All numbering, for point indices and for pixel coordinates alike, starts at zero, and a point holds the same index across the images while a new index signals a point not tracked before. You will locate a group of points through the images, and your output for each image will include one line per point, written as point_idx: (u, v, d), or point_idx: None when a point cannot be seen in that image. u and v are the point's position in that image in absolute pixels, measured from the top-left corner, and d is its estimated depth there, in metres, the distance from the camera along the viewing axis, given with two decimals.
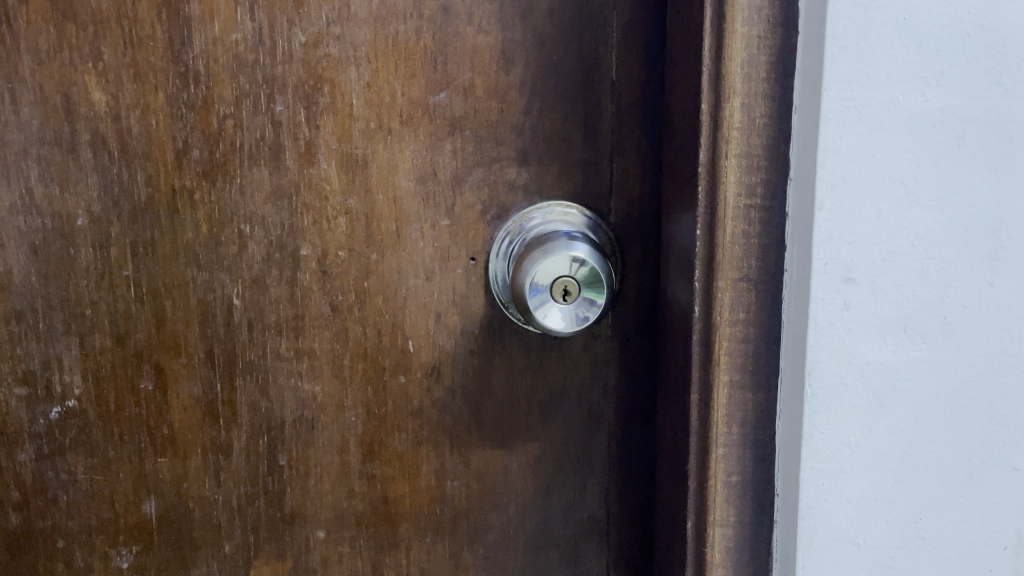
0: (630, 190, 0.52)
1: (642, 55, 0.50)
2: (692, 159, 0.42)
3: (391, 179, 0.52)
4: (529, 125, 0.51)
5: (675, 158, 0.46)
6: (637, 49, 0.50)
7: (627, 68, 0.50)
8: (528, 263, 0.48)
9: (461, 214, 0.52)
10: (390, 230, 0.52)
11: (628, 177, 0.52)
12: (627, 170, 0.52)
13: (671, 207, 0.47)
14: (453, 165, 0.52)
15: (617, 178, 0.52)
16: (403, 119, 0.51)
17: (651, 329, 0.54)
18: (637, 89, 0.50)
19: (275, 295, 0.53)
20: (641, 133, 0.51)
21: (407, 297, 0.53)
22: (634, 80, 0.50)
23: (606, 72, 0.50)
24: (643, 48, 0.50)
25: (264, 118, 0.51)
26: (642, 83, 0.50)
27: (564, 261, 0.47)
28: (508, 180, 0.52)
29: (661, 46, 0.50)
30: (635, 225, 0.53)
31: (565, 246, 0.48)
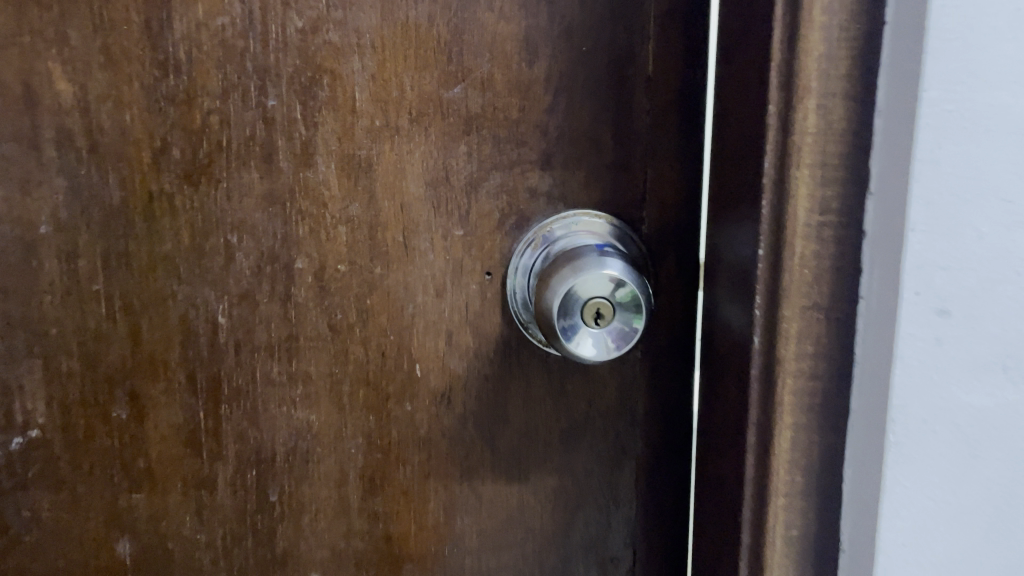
0: (666, 199, 0.47)
1: (683, 48, 0.44)
2: (752, 168, 0.36)
3: (399, 184, 0.46)
4: (554, 124, 0.45)
5: (725, 165, 0.40)
6: (677, 40, 0.44)
7: (666, 60, 0.45)
8: (556, 284, 0.42)
9: (477, 223, 0.47)
10: (396, 240, 0.47)
11: (665, 183, 0.46)
12: (663, 176, 0.46)
13: (719, 220, 0.42)
14: (470, 168, 0.46)
15: (652, 184, 0.47)
16: (413, 116, 0.45)
17: (687, 351, 0.48)
18: (677, 85, 0.45)
19: (266, 313, 0.47)
20: (679, 135, 0.46)
21: (415, 315, 0.48)
22: (673, 76, 0.45)
23: (642, 65, 0.45)
24: (684, 39, 0.44)
25: (255, 114, 0.45)
26: (682, 78, 0.45)
27: (597, 281, 0.41)
28: (530, 185, 0.46)
29: (705, 38, 0.44)
30: (672, 237, 0.47)
31: (597, 263, 0.42)
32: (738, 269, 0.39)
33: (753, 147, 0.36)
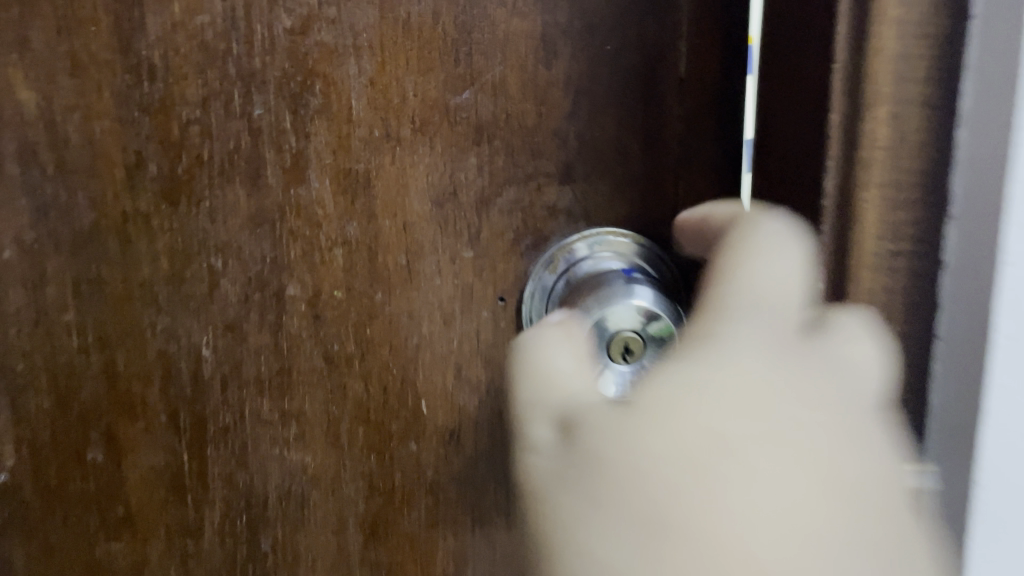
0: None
1: (720, 46, 0.39)
2: (807, 185, 0.31)
3: (401, 201, 0.41)
4: (575, 133, 0.40)
5: (765, 180, 0.35)
6: (713, 37, 0.39)
7: (702, 60, 0.39)
8: (551, 314, 0.36)
9: (489, 244, 0.42)
10: (399, 264, 0.42)
11: (700, 197, 0.41)
12: (699, 189, 0.41)
13: (757, 240, 0.37)
14: (480, 183, 0.41)
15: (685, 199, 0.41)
16: (416, 125, 0.40)
17: None
18: (713, 89, 0.40)
19: (255, 345, 0.42)
20: (715, 145, 0.41)
21: (421, 346, 0.43)
22: (709, 78, 0.40)
23: (674, 66, 0.40)
24: (722, 36, 0.39)
25: (239, 124, 0.40)
26: (719, 81, 0.40)
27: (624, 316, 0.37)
28: (548, 200, 0.41)
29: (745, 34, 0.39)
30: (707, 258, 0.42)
31: (625, 296, 0.38)
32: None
33: (807, 162, 0.31)
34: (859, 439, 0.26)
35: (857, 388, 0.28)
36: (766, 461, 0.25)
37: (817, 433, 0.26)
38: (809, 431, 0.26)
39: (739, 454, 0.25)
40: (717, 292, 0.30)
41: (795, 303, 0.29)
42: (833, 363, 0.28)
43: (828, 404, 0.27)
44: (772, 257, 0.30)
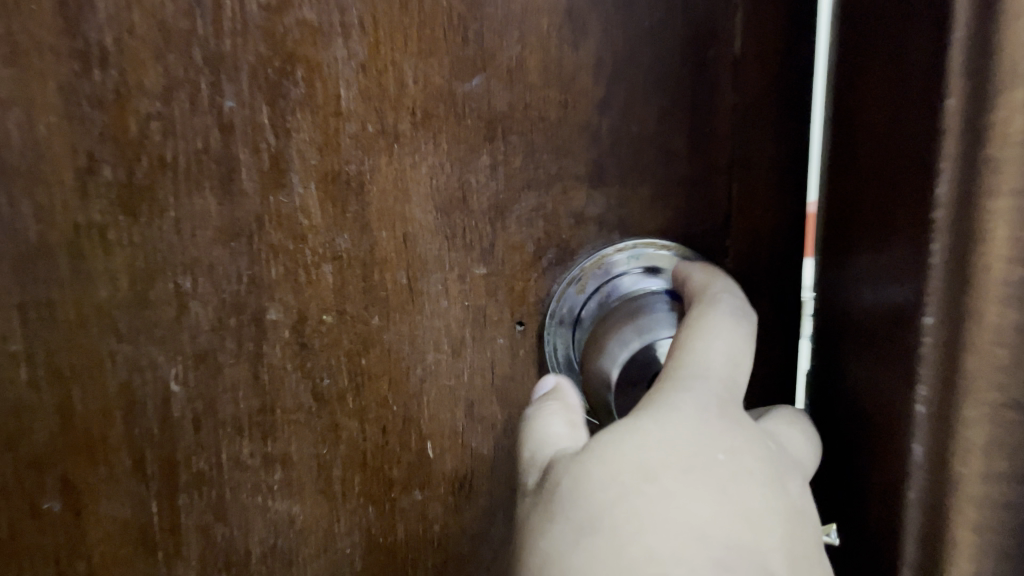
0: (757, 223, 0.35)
1: (784, 18, 0.32)
2: (923, 180, 0.22)
3: (400, 208, 0.35)
4: (607, 126, 0.34)
5: (875, 147, 0.27)
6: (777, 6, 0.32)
7: (760, 37, 0.33)
8: (559, 405, 0.30)
9: (505, 260, 0.35)
10: (398, 283, 0.35)
11: (757, 201, 0.35)
12: (756, 192, 0.34)
13: (857, 228, 0.28)
14: (495, 186, 0.34)
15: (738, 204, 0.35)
16: (417, 118, 0.34)
17: None
18: (775, 71, 0.33)
19: (232, 379, 0.36)
20: (777, 139, 0.34)
21: (425, 378, 0.36)
22: (769, 58, 0.33)
23: (727, 44, 0.33)
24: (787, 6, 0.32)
25: (207, 120, 0.34)
26: (782, 61, 0.33)
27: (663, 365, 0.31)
28: (574, 207, 0.35)
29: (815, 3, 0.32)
30: (764, 274, 0.35)
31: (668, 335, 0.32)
32: (882, 307, 0.26)
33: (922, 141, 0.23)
34: (779, 515, 0.25)
35: (784, 474, 0.26)
36: (703, 508, 0.24)
37: (737, 500, 0.24)
38: (745, 480, 0.25)
39: (657, 497, 0.24)
40: (672, 369, 0.28)
41: (737, 381, 0.28)
42: (765, 445, 0.26)
43: (753, 477, 0.25)
44: (707, 342, 0.29)
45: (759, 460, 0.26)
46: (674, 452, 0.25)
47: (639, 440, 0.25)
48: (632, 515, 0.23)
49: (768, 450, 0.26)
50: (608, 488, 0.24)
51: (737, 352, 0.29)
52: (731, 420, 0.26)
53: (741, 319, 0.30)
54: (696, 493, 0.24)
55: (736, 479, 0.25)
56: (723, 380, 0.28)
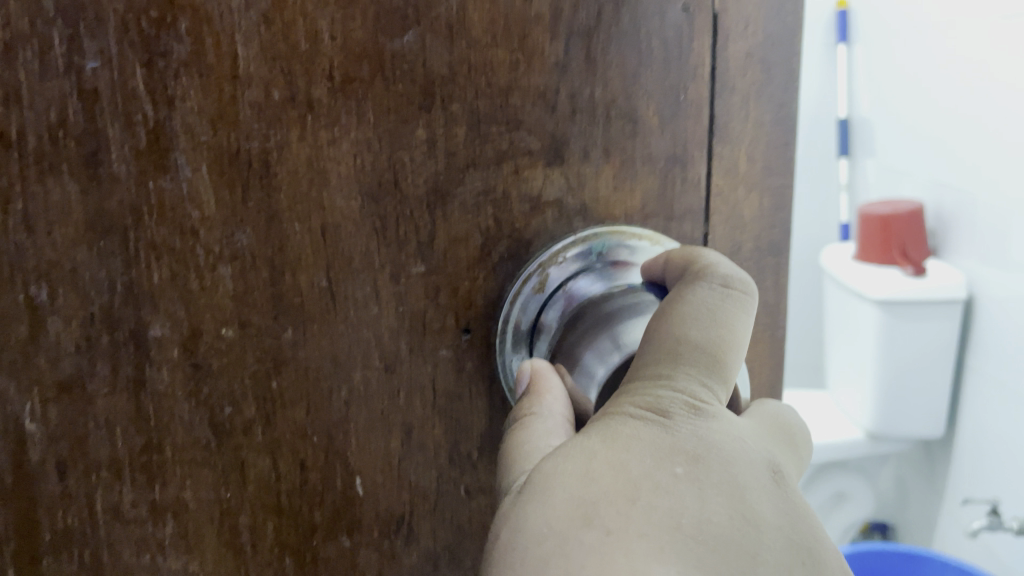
0: (740, 206, 0.30)
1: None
2: None
3: (318, 195, 0.28)
4: (565, 92, 0.28)
5: None
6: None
7: None
8: (541, 421, 0.24)
9: (447, 255, 0.29)
10: (316, 286, 0.29)
11: (739, 180, 0.30)
12: (739, 169, 0.30)
13: None
14: (435, 167, 0.28)
15: (717, 184, 0.30)
16: (337, 82, 0.27)
17: None
18: (758, 28, 0.29)
19: (105, 412, 0.29)
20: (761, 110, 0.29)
21: (351, 402, 0.30)
22: (753, 11, 0.28)
23: None
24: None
25: (65, 84, 0.26)
26: (765, 17, 0.29)
27: (618, 335, 0.25)
28: (529, 190, 0.29)
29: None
30: (743, 261, 0.31)
31: (634, 306, 0.27)
32: None
33: None
34: (751, 528, 0.21)
35: (759, 474, 0.23)
36: (651, 542, 0.20)
37: (695, 525, 0.21)
38: (702, 502, 0.21)
39: (599, 540, 0.20)
40: (646, 371, 0.24)
41: (716, 364, 0.24)
42: (734, 449, 0.23)
43: (716, 493, 0.22)
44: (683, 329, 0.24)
45: (726, 466, 0.22)
46: (620, 478, 0.22)
47: (585, 465, 0.22)
48: (570, 561, 0.20)
49: (734, 455, 0.23)
50: (545, 532, 0.21)
51: (722, 344, 0.24)
52: (690, 429, 0.23)
53: (736, 306, 0.25)
54: (643, 527, 0.21)
55: (692, 499, 0.21)
56: (696, 381, 0.24)
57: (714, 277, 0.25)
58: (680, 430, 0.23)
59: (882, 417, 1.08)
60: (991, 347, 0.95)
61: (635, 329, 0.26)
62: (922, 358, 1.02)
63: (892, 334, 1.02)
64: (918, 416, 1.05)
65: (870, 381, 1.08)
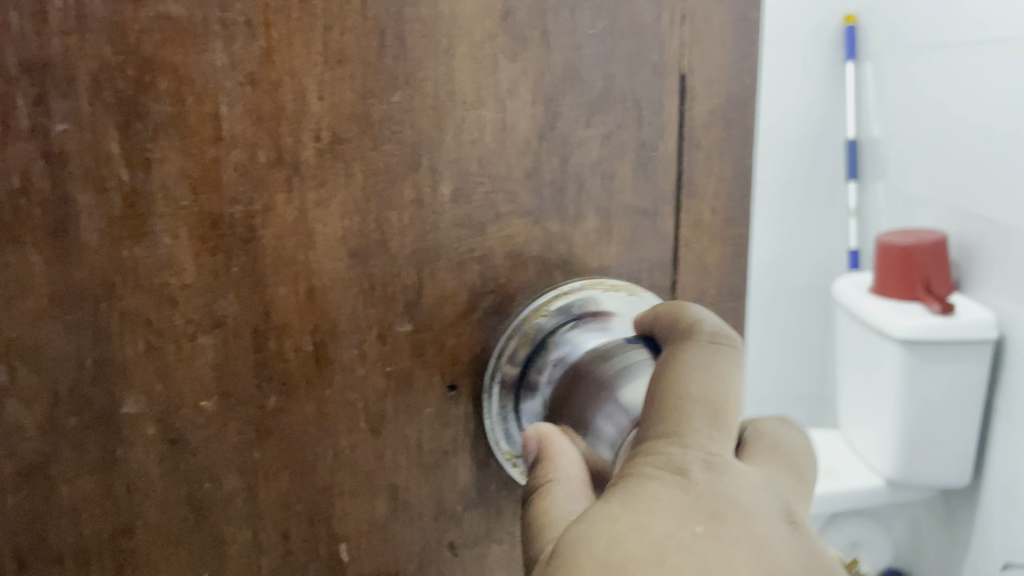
0: (702, 254, 0.32)
1: (729, 30, 0.30)
2: None
3: (306, 257, 0.27)
4: (546, 150, 0.29)
5: None
6: (722, 20, 0.29)
7: (707, 54, 0.30)
8: (562, 487, 0.26)
9: (434, 313, 0.29)
10: (303, 351, 0.28)
11: (703, 231, 0.32)
12: (703, 221, 0.32)
13: None
14: (422, 226, 0.28)
15: (683, 235, 0.32)
16: (323, 143, 0.27)
17: None
18: (720, 89, 0.30)
19: (72, 499, 0.27)
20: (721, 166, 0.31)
21: (338, 467, 0.29)
22: (716, 73, 0.30)
23: (673, 58, 0.29)
24: (733, 17, 0.29)
25: (28, 148, 0.24)
26: (727, 78, 0.30)
27: (623, 401, 0.27)
28: (514, 245, 0.29)
29: (758, 15, 0.30)
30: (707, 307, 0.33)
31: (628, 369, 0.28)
32: None
33: None
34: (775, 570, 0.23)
35: (772, 519, 0.25)
36: None
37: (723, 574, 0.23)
38: (724, 551, 0.23)
39: None
40: (652, 432, 0.26)
41: (721, 415, 0.26)
42: (747, 495, 0.25)
43: (738, 540, 0.23)
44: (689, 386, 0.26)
45: (743, 513, 0.24)
46: (645, 538, 0.23)
47: (610, 529, 0.24)
48: None
49: (748, 501, 0.25)
50: None
51: (717, 397, 0.26)
52: (705, 480, 0.25)
53: (727, 358, 0.27)
54: None
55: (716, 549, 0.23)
56: (703, 435, 0.26)
57: (704, 333, 0.28)
58: (695, 480, 0.24)
59: (906, 456, 1.19)
60: (1013, 394, 1.06)
61: (637, 391, 0.28)
62: (937, 399, 1.14)
63: (915, 372, 1.14)
64: (936, 457, 1.17)
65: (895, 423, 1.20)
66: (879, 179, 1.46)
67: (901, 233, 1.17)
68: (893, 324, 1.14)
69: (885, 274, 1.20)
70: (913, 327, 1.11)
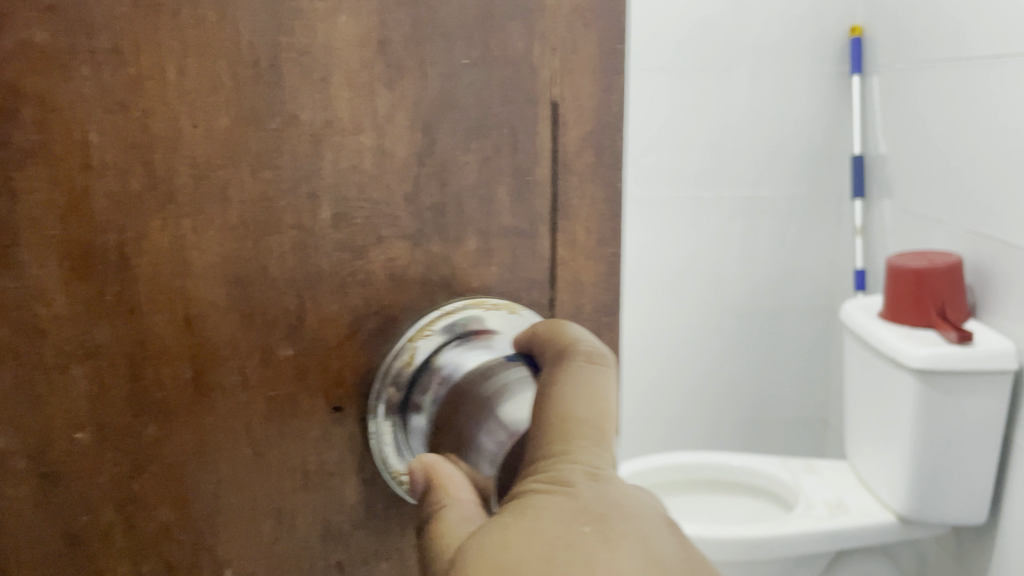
0: (578, 273, 0.33)
1: (596, 62, 0.31)
2: None
3: (182, 284, 0.27)
4: (425, 175, 0.30)
5: None
6: (589, 52, 0.31)
7: (576, 82, 0.31)
8: (455, 510, 0.28)
9: (317, 336, 0.29)
10: (181, 379, 0.28)
11: (579, 250, 0.33)
12: (578, 241, 0.33)
13: None
14: (303, 252, 0.28)
15: (560, 255, 0.33)
16: (197, 170, 0.27)
17: None
18: (591, 117, 0.32)
19: None
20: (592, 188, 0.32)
21: (221, 494, 0.29)
22: (586, 101, 0.31)
23: (543, 85, 0.30)
24: (600, 50, 0.31)
25: None
26: (597, 106, 0.31)
27: (504, 418, 0.29)
28: (396, 267, 0.30)
29: (625, 46, 0.32)
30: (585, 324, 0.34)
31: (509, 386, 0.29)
32: None
33: None
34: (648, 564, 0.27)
35: (649, 525, 0.29)
36: None
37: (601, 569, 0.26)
38: (603, 551, 0.27)
39: None
40: (546, 451, 0.29)
41: (602, 431, 0.30)
42: (625, 506, 0.29)
43: (615, 544, 0.27)
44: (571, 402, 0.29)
45: (621, 519, 0.28)
46: (533, 542, 0.27)
47: (503, 535, 0.27)
48: None
49: (625, 510, 0.29)
50: None
51: (598, 413, 0.29)
52: (591, 491, 0.28)
53: (600, 377, 0.30)
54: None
55: (596, 550, 0.27)
56: (589, 451, 0.29)
57: (578, 353, 0.30)
58: (580, 493, 0.28)
59: (921, 493, 1.13)
60: None
61: (521, 409, 0.29)
62: (953, 434, 1.08)
63: (927, 401, 1.08)
64: (955, 493, 1.10)
65: (909, 456, 1.12)
66: (886, 199, 1.49)
67: (912, 258, 1.16)
68: (909, 351, 1.07)
69: (897, 301, 1.17)
70: (930, 355, 1.05)
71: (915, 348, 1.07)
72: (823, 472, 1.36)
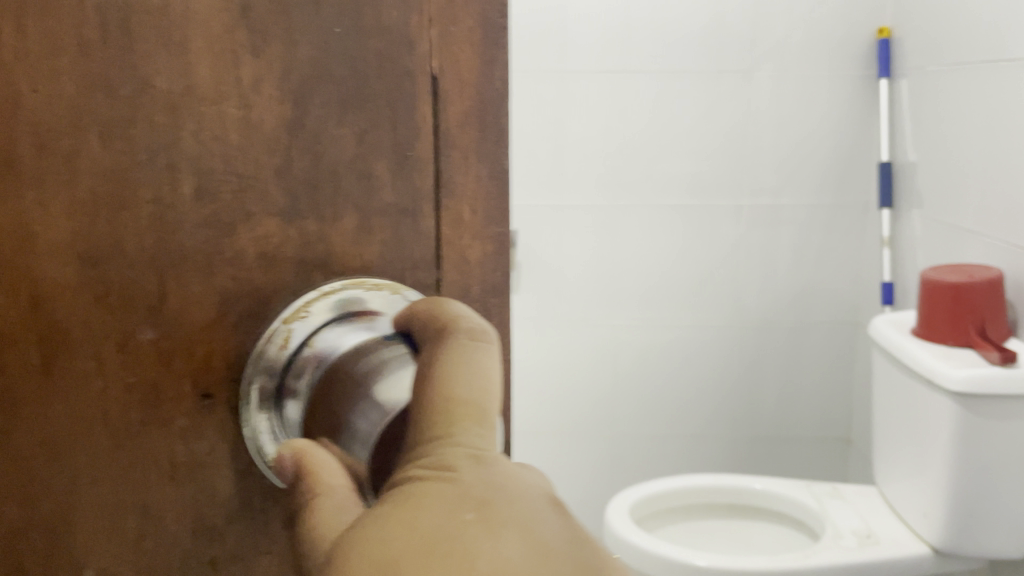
0: (464, 253, 0.32)
1: (475, 35, 0.30)
2: None
3: (28, 261, 0.25)
4: (296, 148, 0.28)
5: None
6: (468, 24, 0.30)
7: (456, 55, 0.30)
8: (327, 499, 0.27)
9: (181, 318, 0.28)
10: (31, 365, 0.26)
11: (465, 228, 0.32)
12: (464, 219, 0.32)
13: None
14: (163, 228, 0.27)
15: (445, 236, 0.31)
16: (41, 137, 0.25)
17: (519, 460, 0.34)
18: (473, 92, 0.30)
19: None
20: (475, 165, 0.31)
21: (77, 489, 0.27)
22: (467, 75, 0.30)
23: (420, 57, 0.29)
24: (479, 23, 0.30)
25: None
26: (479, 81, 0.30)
27: (379, 398, 0.27)
28: (267, 245, 0.28)
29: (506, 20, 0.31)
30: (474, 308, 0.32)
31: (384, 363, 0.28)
32: None
33: None
34: (528, 551, 0.27)
35: (534, 509, 0.29)
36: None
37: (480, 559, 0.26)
38: (483, 540, 0.27)
39: None
40: (427, 434, 0.28)
41: (486, 412, 0.29)
42: (510, 488, 0.29)
43: (496, 531, 0.27)
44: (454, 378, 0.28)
45: (504, 503, 0.28)
46: (411, 535, 0.26)
47: (379, 527, 0.27)
48: None
49: (508, 495, 0.29)
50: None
51: (482, 390, 0.29)
52: (473, 474, 0.28)
53: (481, 353, 0.29)
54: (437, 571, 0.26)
55: (475, 539, 0.27)
56: (472, 432, 0.28)
57: (460, 331, 0.29)
58: (463, 477, 0.28)
59: (961, 528, 1.04)
60: None
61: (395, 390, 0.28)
62: (994, 466, 0.99)
63: (970, 431, 1.00)
64: (992, 524, 1.02)
65: (947, 486, 1.05)
66: None
67: (948, 271, 1.06)
68: (946, 374, 0.99)
69: (928, 314, 1.08)
70: (970, 378, 0.97)
71: (952, 368, 0.99)
72: (850, 497, 1.27)
